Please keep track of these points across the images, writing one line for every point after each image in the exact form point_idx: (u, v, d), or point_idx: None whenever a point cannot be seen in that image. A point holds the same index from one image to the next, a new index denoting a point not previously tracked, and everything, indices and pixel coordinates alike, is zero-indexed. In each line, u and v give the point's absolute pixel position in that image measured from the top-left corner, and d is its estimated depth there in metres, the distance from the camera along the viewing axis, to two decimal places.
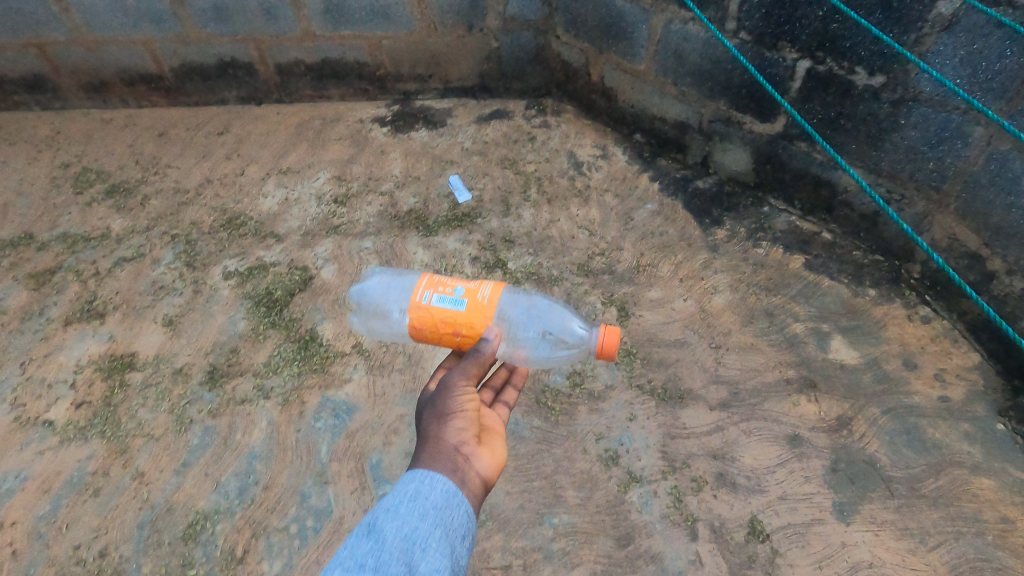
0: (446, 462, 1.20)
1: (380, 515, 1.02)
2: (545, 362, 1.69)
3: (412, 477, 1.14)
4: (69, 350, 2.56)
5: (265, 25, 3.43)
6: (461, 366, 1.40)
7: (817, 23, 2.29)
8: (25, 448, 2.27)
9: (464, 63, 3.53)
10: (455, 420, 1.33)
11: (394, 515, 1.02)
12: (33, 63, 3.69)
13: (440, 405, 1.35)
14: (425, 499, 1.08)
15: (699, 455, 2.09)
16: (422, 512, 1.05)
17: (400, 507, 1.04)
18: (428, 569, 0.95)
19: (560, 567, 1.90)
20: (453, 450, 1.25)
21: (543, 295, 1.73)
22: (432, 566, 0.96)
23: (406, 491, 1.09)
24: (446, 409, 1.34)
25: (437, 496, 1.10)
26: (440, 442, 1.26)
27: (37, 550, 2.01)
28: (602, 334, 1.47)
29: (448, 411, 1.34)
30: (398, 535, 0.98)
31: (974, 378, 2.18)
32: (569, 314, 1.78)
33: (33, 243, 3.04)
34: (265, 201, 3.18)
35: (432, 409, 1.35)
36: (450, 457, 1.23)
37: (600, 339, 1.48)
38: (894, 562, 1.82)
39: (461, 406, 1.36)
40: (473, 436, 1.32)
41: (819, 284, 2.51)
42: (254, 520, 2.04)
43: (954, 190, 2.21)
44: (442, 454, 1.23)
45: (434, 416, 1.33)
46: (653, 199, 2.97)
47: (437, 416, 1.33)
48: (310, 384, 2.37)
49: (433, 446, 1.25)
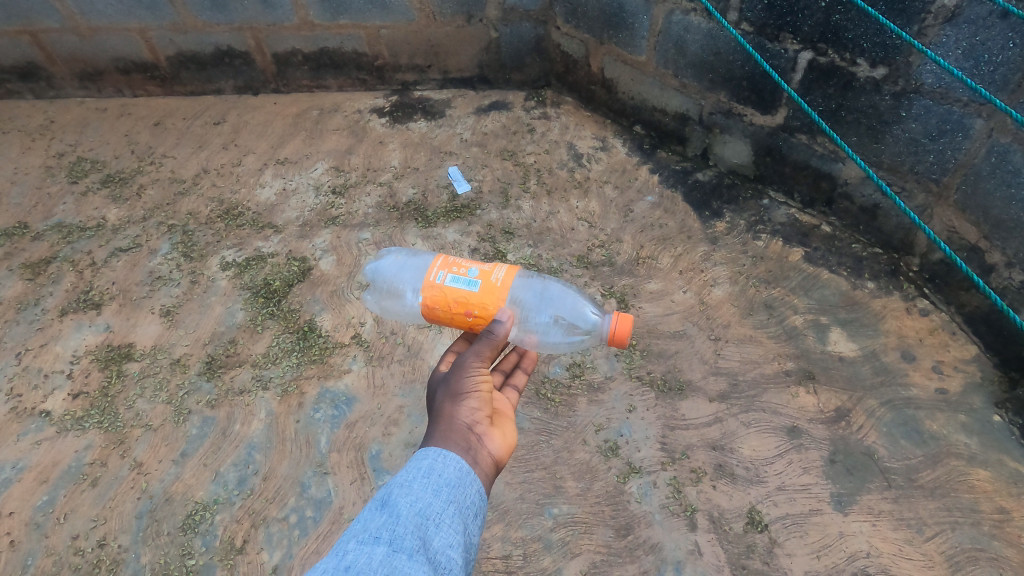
0: (459, 442, 1.20)
1: (393, 489, 1.03)
2: (555, 348, 1.68)
3: (425, 455, 1.14)
4: (65, 340, 2.54)
5: (262, 14, 3.39)
6: (476, 347, 1.37)
7: (820, 14, 2.28)
8: (21, 438, 2.25)
9: (463, 53, 3.51)
10: (468, 399, 1.31)
11: (407, 490, 1.03)
12: (27, 50, 3.64)
13: (453, 385, 1.33)
14: (438, 476, 1.09)
15: (698, 446, 2.10)
16: (435, 488, 1.06)
17: (414, 482, 1.05)
18: (441, 544, 0.96)
19: (560, 557, 1.90)
20: (466, 430, 1.24)
21: (556, 281, 1.73)
22: (446, 542, 0.97)
23: (419, 468, 1.09)
24: (460, 388, 1.32)
25: (450, 474, 1.10)
26: (453, 421, 1.25)
27: (36, 540, 2.00)
28: (613, 321, 1.47)
29: (462, 390, 1.33)
30: (412, 510, 0.99)
31: (971, 370, 2.19)
32: (582, 300, 1.75)
33: (28, 233, 3.01)
34: (263, 191, 3.16)
35: (445, 388, 1.33)
36: (463, 437, 1.22)
37: (611, 326, 1.47)
38: (891, 552, 1.83)
39: (475, 387, 1.34)
40: (486, 416, 1.31)
41: (819, 276, 2.51)
42: (253, 510, 2.04)
43: (954, 183, 2.21)
44: (455, 434, 1.22)
45: (448, 395, 1.31)
46: (653, 191, 2.96)
47: (451, 395, 1.31)
48: (310, 375, 2.37)
49: (446, 425, 1.23)
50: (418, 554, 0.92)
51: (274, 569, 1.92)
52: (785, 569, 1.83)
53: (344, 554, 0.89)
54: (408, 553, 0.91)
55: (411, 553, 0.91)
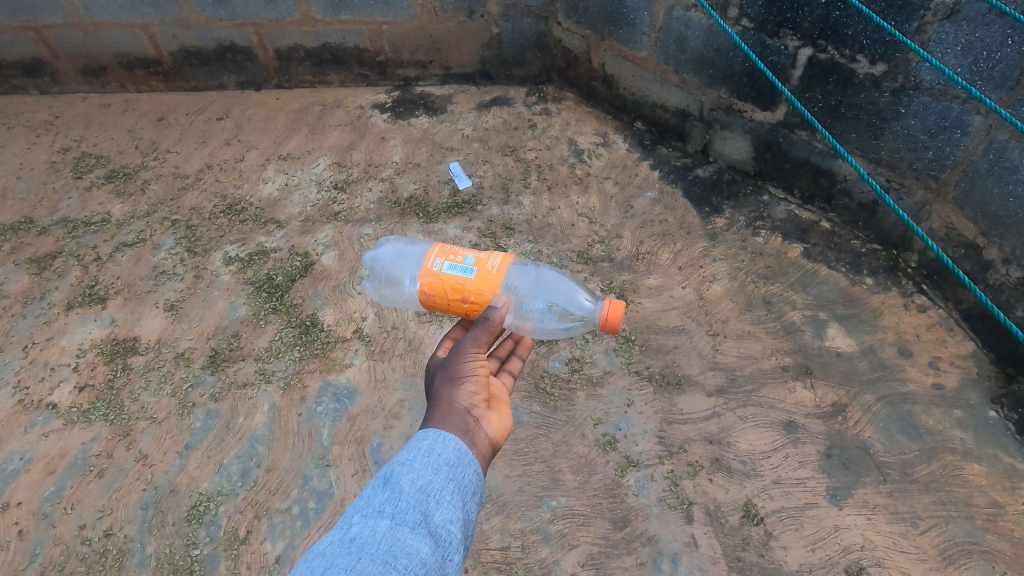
0: (457, 424, 1.22)
1: (395, 468, 1.06)
2: (549, 335, 1.70)
3: (425, 435, 1.16)
4: (71, 334, 2.57)
5: (265, 10, 3.41)
6: (472, 334, 1.39)
7: (819, 10, 2.29)
8: (29, 430, 2.29)
9: (465, 49, 3.52)
10: (467, 384, 1.34)
11: (409, 469, 1.05)
12: (31, 46, 3.67)
13: (451, 369, 1.35)
14: (438, 456, 1.11)
15: (696, 440, 2.13)
16: (435, 467, 1.08)
17: (414, 461, 1.08)
18: (442, 519, 0.99)
19: (558, 549, 1.93)
20: (463, 413, 1.26)
21: (550, 268, 1.74)
22: (446, 517, 1.00)
23: (419, 448, 1.12)
24: (457, 373, 1.35)
25: (449, 453, 1.13)
26: (452, 404, 1.27)
27: (43, 530, 2.03)
28: (606, 306, 1.48)
29: (459, 374, 1.34)
30: (413, 486, 1.01)
31: (967, 365, 2.20)
32: (575, 286, 1.76)
33: (33, 228, 3.04)
34: (265, 186, 3.18)
35: (443, 373, 1.35)
36: (461, 419, 1.24)
37: (603, 313, 1.48)
38: (885, 545, 1.85)
39: (471, 372, 1.36)
40: (483, 400, 1.33)
41: (818, 272, 2.53)
42: (257, 502, 2.07)
43: (953, 179, 2.22)
44: (453, 416, 1.24)
45: (446, 380, 1.33)
46: (653, 187, 2.97)
47: (448, 380, 1.33)
48: (312, 368, 2.40)
49: (445, 409, 1.26)
50: (420, 527, 0.94)
51: (278, 559, 1.95)
52: (780, 561, 1.85)
53: (348, 528, 0.92)
54: (410, 527, 0.94)
55: (413, 527, 0.94)
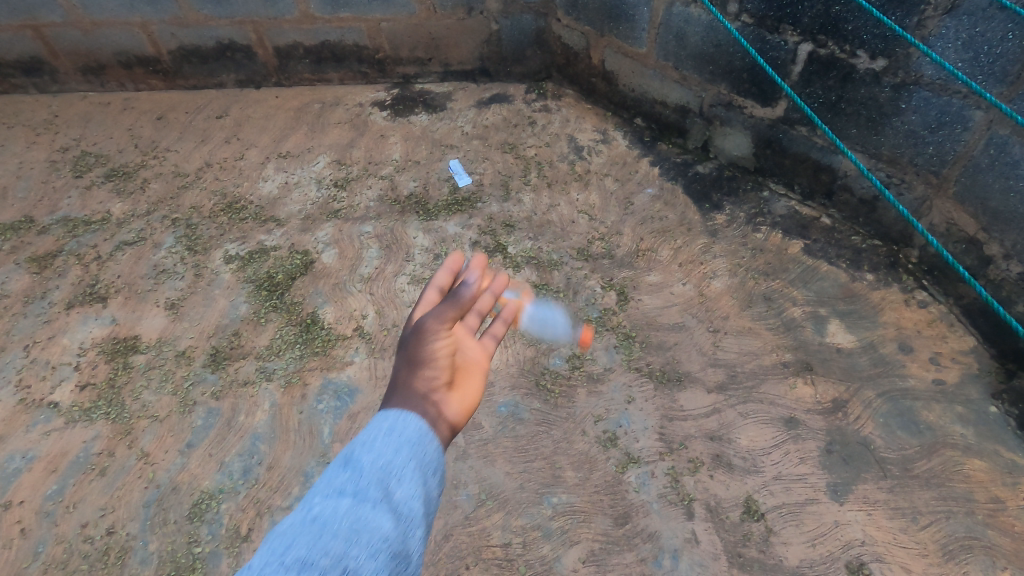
0: (417, 407, 1.00)
1: (355, 446, 0.90)
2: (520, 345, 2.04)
3: (383, 416, 0.97)
4: (72, 333, 2.58)
5: (263, 7, 3.41)
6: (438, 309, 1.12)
7: (820, 5, 2.29)
8: (31, 429, 2.29)
9: (464, 46, 3.51)
10: (428, 364, 1.08)
11: (369, 446, 0.90)
12: (30, 45, 3.66)
13: (411, 348, 1.09)
14: (399, 435, 0.93)
15: (696, 437, 2.13)
16: (397, 446, 0.91)
17: (375, 439, 0.91)
18: (407, 495, 0.85)
19: (559, 545, 1.93)
20: (423, 397, 1.02)
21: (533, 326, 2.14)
22: (410, 494, 0.86)
23: (378, 427, 0.94)
24: (417, 355, 1.09)
25: (411, 431, 0.94)
26: (410, 388, 1.03)
27: (45, 528, 2.04)
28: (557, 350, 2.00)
29: (420, 355, 1.08)
30: (373, 465, 0.86)
31: (968, 361, 2.20)
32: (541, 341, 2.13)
33: (33, 227, 3.04)
34: (265, 184, 3.18)
35: (403, 354, 1.09)
36: (422, 403, 1.01)
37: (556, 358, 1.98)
38: (885, 541, 1.86)
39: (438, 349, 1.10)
40: (449, 381, 1.08)
41: (818, 269, 2.52)
42: (258, 500, 2.08)
43: (954, 174, 2.21)
44: (412, 398, 1.01)
45: (404, 360, 1.08)
46: (653, 183, 2.97)
47: (407, 360, 1.08)
48: (313, 366, 2.40)
49: (401, 393, 1.02)
50: (381, 505, 0.81)
51: None
52: (780, 557, 1.86)
53: (309, 507, 0.80)
54: (370, 504, 0.80)
55: (373, 504, 0.81)
